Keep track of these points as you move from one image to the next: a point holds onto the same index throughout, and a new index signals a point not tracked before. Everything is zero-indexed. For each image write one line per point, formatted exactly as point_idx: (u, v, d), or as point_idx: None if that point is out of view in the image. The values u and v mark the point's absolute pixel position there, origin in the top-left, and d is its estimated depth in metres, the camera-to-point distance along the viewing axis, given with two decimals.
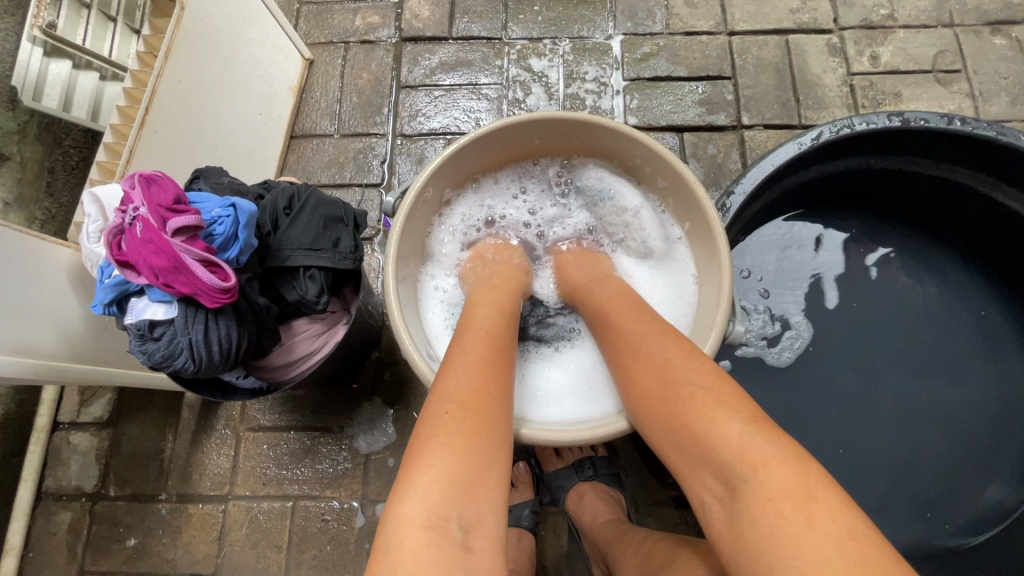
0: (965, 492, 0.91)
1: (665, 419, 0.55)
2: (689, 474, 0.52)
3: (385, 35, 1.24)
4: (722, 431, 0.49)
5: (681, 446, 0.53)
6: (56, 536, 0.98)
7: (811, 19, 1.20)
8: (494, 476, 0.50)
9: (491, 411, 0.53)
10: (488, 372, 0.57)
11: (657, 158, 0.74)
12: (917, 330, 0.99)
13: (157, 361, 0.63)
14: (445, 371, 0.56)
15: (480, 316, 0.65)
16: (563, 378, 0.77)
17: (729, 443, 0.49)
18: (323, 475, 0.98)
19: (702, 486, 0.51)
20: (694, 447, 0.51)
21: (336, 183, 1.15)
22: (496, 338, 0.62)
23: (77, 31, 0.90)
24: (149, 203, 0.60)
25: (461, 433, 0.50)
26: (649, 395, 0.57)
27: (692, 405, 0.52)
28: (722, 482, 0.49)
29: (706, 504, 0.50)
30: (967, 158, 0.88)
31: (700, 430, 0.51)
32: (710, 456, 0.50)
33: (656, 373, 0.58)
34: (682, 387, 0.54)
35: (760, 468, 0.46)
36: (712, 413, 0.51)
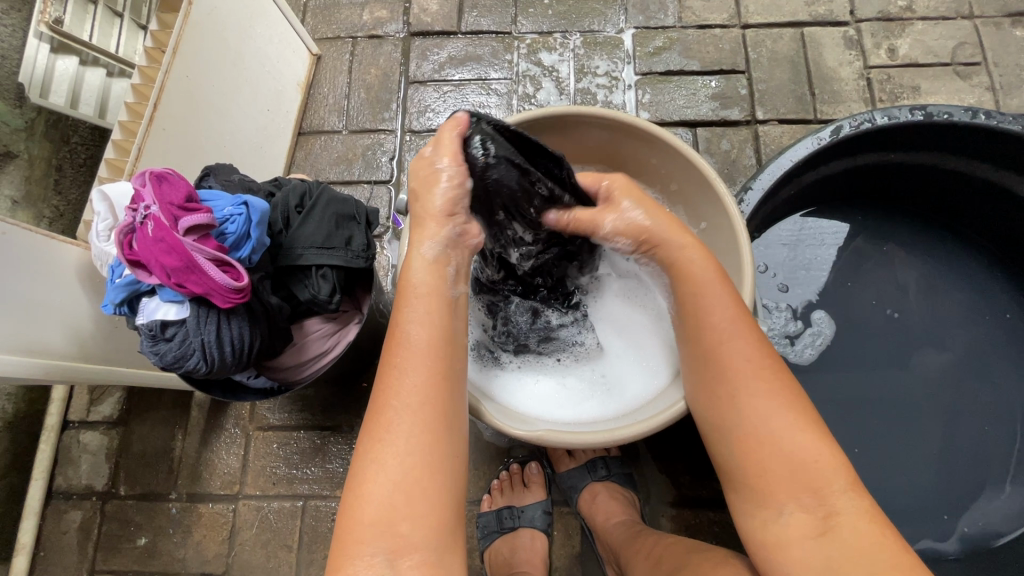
0: (984, 493, 0.89)
1: (767, 437, 0.54)
2: (779, 492, 0.53)
3: (393, 29, 1.22)
4: (827, 465, 0.53)
5: (770, 459, 0.54)
6: (67, 535, 0.97)
7: (827, 12, 1.18)
8: (422, 509, 0.52)
9: (408, 445, 0.52)
10: (411, 396, 0.54)
11: (675, 154, 0.73)
12: (935, 329, 0.97)
13: (168, 362, 0.62)
14: (381, 397, 0.55)
15: (411, 303, 0.58)
16: (575, 378, 0.76)
17: (833, 474, 0.53)
18: (333, 474, 0.97)
19: (789, 499, 0.53)
20: (793, 470, 0.53)
21: (344, 180, 1.14)
22: (426, 341, 0.56)
23: (83, 27, 0.89)
24: (160, 202, 0.59)
25: (381, 476, 0.52)
26: (750, 406, 0.55)
27: (800, 433, 0.54)
28: (818, 505, 0.52)
29: (784, 520, 0.53)
30: (988, 153, 0.87)
31: (807, 459, 0.53)
32: (809, 482, 0.53)
33: (760, 387, 0.56)
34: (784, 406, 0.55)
35: (856, 502, 0.52)
36: (818, 445, 0.54)
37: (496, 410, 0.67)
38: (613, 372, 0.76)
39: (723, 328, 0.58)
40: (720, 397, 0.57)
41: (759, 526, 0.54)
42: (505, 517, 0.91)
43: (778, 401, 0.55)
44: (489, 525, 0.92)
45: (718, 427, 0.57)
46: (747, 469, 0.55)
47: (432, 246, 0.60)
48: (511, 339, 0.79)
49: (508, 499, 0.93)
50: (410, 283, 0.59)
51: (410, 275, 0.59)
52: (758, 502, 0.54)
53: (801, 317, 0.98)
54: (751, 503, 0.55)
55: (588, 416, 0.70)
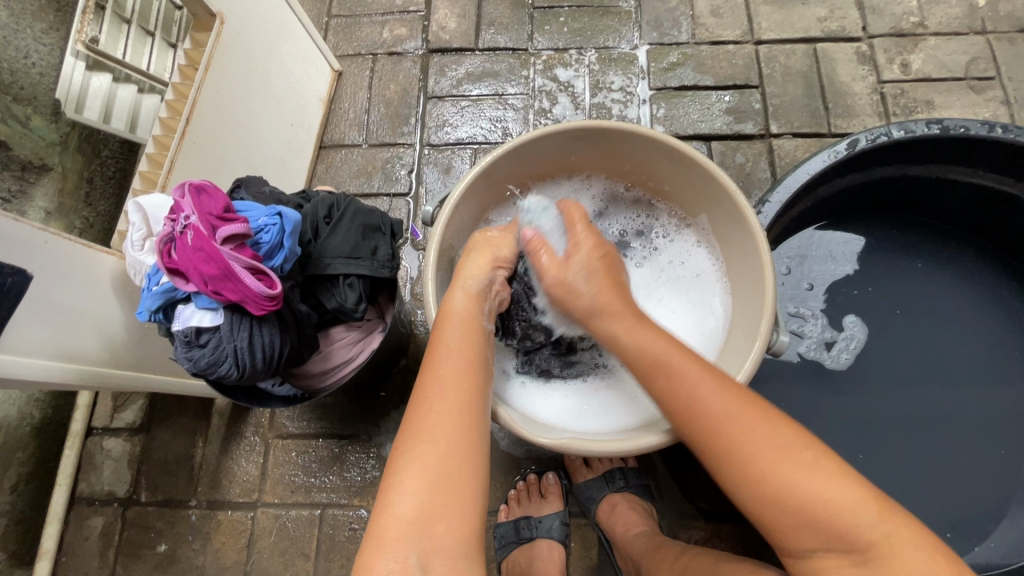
0: (1008, 508, 0.87)
1: (784, 489, 0.52)
2: (803, 535, 0.52)
3: (412, 47, 1.26)
4: (845, 493, 0.51)
5: (785, 509, 0.52)
6: (89, 541, 0.98)
7: (839, 28, 1.20)
8: (454, 502, 0.52)
9: (449, 447, 0.53)
10: (451, 399, 0.56)
11: (696, 167, 0.73)
12: (955, 343, 0.97)
13: (202, 367, 0.63)
14: (416, 408, 0.56)
15: (448, 326, 0.62)
16: (597, 394, 0.76)
17: (858, 510, 0.51)
18: (351, 483, 0.98)
19: (819, 546, 0.52)
20: (809, 509, 0.52)
21: (364, 193, 1.17)
22: (466, 352, 0.60)
23: (118, 45, 0.93)
24: (199, 212, 0.61)
25: (419, 475, 0.52)
26: (761, 465, 0.53)
27: (812, 477, 0.52)
28: (845, 544, 0.51)
29: (815, 555, 0.53)
30: (1008, 166, 0.87)
31: (825, 497, 0.51)
32: (837, 529, 0.51)
33: (745, 423, 0.55)
34: (771, 447, 0.54)
35: (886, 528, 0.50)
36: (833, 482, 0.52)
37: (528, 424, 0.67)
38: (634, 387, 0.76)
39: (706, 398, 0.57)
40: (699, 435, 0.57)
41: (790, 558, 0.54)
42: (522, 527, 0.91)
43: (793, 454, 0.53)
44: (506, 536, 0.92)
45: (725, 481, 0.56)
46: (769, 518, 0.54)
47: (477, 282, 0.66)
48: (534, 367, 0.78)
49: (526, 509, 0.93)
50: (450, 309, 0.64)
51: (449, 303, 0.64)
52: (786, 540, 0.54)
53: (835, 322, 0.99)
54: (789, 548, 0.54)
55: (613, 429, 0.71)
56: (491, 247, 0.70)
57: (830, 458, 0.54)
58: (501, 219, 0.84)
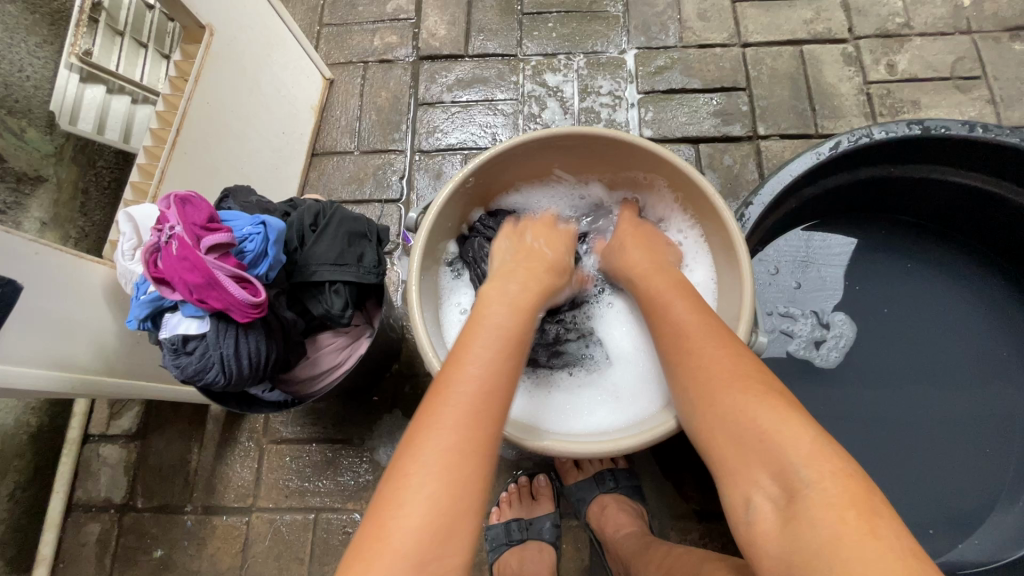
0: (997, 505, 0.87)
1: (736, 420, 0.53)
2: (747, 475, 0.52)
3: (403, 54, 1.27)
4: (793, 433, 0.51)
5: (732, 439, 0.53)
6: (85, 547, 0.99)
7: (825, 30, 1.21)
8: (456, 519, 0.50)
9: (462, 447, 0.52)
10: (473, 401, 0.54)
11: (676, 171, 0.74)
12: (942, 341, 0.97)
13: (189, 374, 0.64)
14: (434, 402, 0.55)
15: (478, 325, 0.61)
16: (581, 393, 0.77)
17: (798, 450, 0.50)
18: (345, 487, 0.99)
19: (754, 486, 0.51)
20: (750, 438, 0.52)
21: (356, 200, 1.18)
22: (499, 355, 0.58)
23: (111, 57, 0.95)
24: (184, 222, 0.62)
25: (430, 474, 0.50)
26: (706, 377, 0.57)
27: (761, 412, 0.52)
28: (784, 487, 0.49)
29: (755, 509, 0.51)
30: (990, 165, 0.87)
31: (767, 432, 0.51)
32: (776, 469, 0.50)
33: (720, 352, 0.58)
34: (736, 374, 0.56)
35: (821, 481, 0.48)
36: (780, 421, 0.52)
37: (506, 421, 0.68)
38: (618, 387, 0.77)
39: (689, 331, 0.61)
40: (677, 357, 0.61)
41: (736, 516, 0.52)
42: (514, 529, 0.91)
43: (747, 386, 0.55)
44: (497, 538, 0.92)
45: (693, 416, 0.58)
46: (720, 455, 0.54)
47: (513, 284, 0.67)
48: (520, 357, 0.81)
49: (517, 511, 0.94)
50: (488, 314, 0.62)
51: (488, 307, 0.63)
52: (732, 487, 0.53)
53: (824, 321, 0.99)
54: (727, 484, 0.54)
55: (596, 428, 0.71)
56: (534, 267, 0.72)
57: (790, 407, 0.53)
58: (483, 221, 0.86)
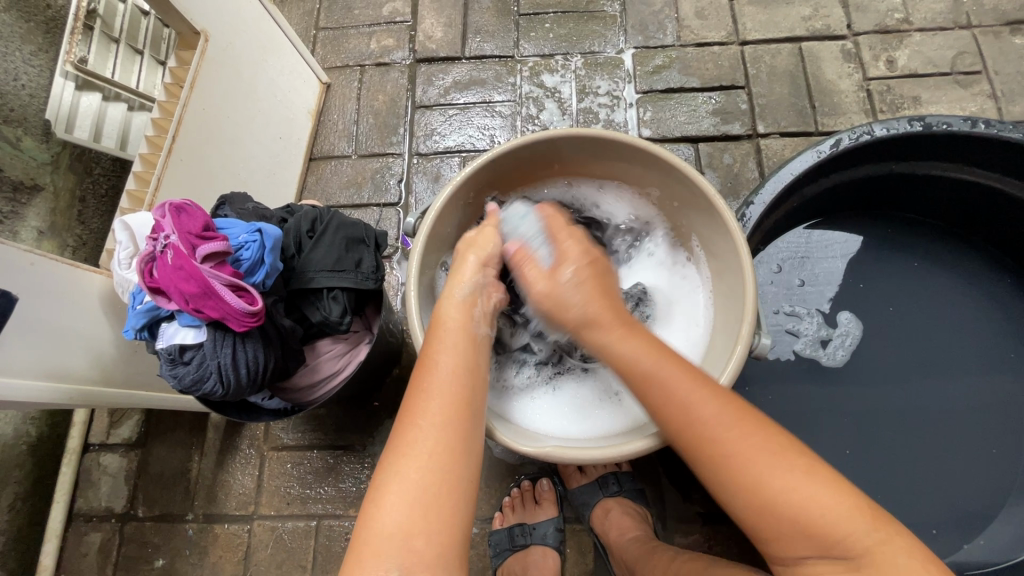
0: (1003, 505, 0.87)
1: (763, 488, 0.52)
2: (793, 541, 0.51)
3: (400, 57, 1.26)
4: (827, 496, 0.51)
5: (770, 502, 0.52)
6: (87, 558, 0.99)
7: (824, 26, 1.20)
8: (439, 525, 0.51)
9: (428, 460, 0.53)
10: (438, 411, 0.56)
11: (676, 172, 0.74)
12: (946, 339, 0.97)
13: (187, 384, 0.64)
14: (403, 420, 0.56)
15: (442, 336, 0.62)
16: (598, 388, 0.76)
17: (841, 511, 0.50)
18: (346, 494, 0.98)
19: (808, 550, 0.51)
20: (793, 505, 0.51)
21: (354, 204, 1.17)
22: (459, 364, 0.60)
23: (106, 65, 0.94)
24: (179, 231, 0.62)
25: (402, 489, 0.52)
26: (720, 437, 0.54)
27: (794, 476, 0.52)
28: (824, 538, 0.50)
29: (809, 564, 0.51)
30: (992, 161, 0.87)
31: (806, 496, 0.51)
32: (810, 529, 0.51)
33: (718, 404, 0.55)
34: (750, 432, 0.54)
35: (878, 539, 0.50)
36: (816, 484, 0.51)
37: (508, 431, 0.67)
38: (626, 383, 0.76)
39: (674, 378, 0.57)
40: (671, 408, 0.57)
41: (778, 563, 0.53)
42: (517, 534, 0.90)
43: (756, 438, 0.54)
44: (501, 543, 0.91)
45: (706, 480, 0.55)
46: (760, 523, 0.53)
47: (464, 289, 0.67)
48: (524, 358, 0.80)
49: (520, 516, 0.93)
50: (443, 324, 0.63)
51: (445, 314, 0.64)
52: (772, 543, 0.53)
53: (829, 320, 0.99)
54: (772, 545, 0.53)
55: (613, 429, 0.71)
56: (478, 248, 0.70)
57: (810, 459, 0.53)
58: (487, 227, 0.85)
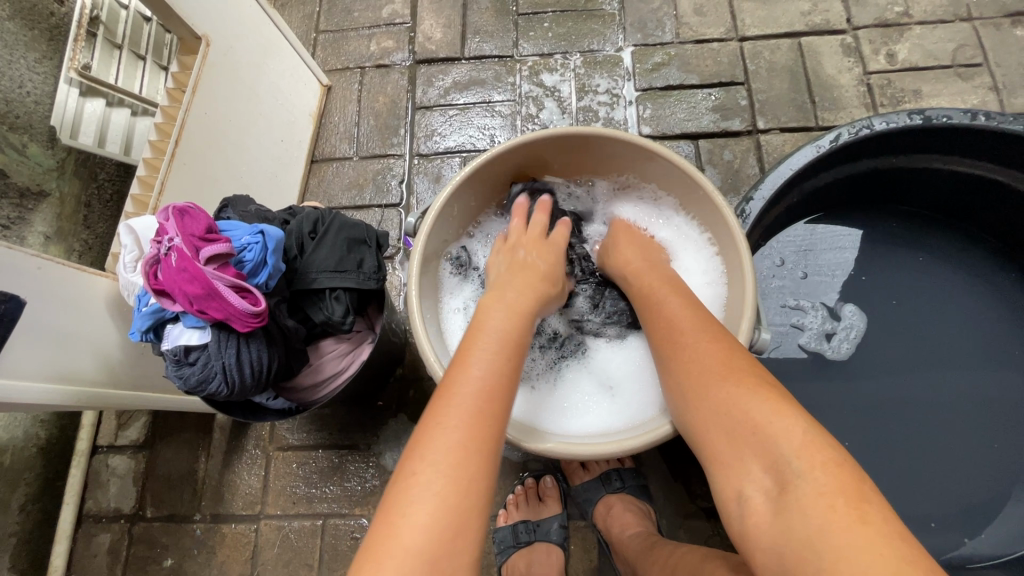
0: (1008, 498, 0.86)
1: (732, 418, 0.54)
2: (733, 468, 0.53)
3: (399, 58, 1.27)
4: (782, 426, 0.51)
5: (725, 429, 0.54)
6: (97, 558, 1.00)
7: (823, 21, 1.20)
8: (461, 529, 0.48)
9: (462, 461, 0.50)
10: (468, 411, 0.53)
11: (675, 169, 0.74)
12: (950, 333, 0.96)
13: (192, 385, 0.65)
14: (425, 424, 0.53)
15: (480, 338, 0.59)
16: (596, 378, 0.78)
17: (789, 441, 0.50)
18: (351, 492, 0.99)
19: (743, 476, 0.52)
20: (742, 432, 0.53)
21: (356, 205, 1.18)
22: (495, 365, 0.57)
23: (110, 71, 0.96)
24: (182, 233, 0.63)
25: (427, 493, 0.48)
26: (696, 364, 0.59)
27: (744, 399, 0.54)
28: (778, 478, 0.49)
29: (748, 498, 0.51)
30: (993, 154, 0.86)
31: (758, 424, 0.52)
32: (760, 459, 0.51)
33: (706, 347, 0.59)
34: (721, 364, 0.57)
35: (811, 465, 0.48)
36: (768, 411, 0.52)
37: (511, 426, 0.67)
38: (621, 379, 0.77)
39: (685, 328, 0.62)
40: (664, 342, 0.63)
41: (728, 506, 0.53)
42: (520, 531, 0.91)
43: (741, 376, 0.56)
44: (505, 540, 0.92)
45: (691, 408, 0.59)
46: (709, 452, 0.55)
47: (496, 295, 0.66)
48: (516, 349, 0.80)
49: (524, 513, 0.94)
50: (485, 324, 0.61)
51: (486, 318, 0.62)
52: (723, 477, 0.53)
53: (834, 313, 0.99)
54: (717, 476, 0.54)
55: (614, 422, 0.72)
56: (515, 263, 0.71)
57: (781, 400, 0.53)
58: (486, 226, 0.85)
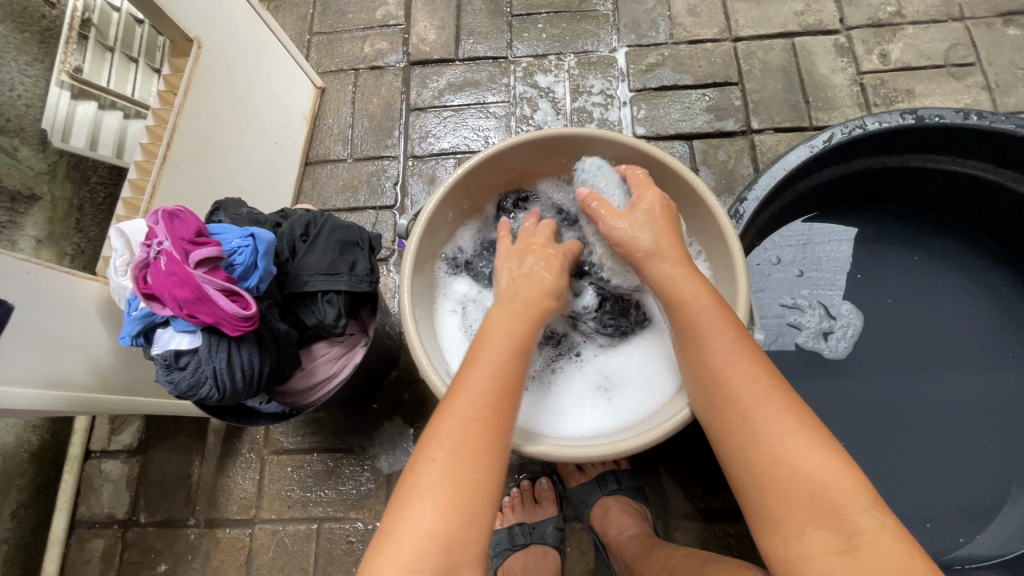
0: (1004, 497, 0.87)
1: (785, 468, 0.51)
2: (783, 512, 0.51)
3: (393, 60, 1.27)
4: (832, 470, 0.50)
5: (771, 471, 0.52)
6: (91, 563, 0.99)
7: (816, 21, 1.20)
8: (467, 533, 0.50)
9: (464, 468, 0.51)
10: (469, 418, 0.54)
11: (667, 171, 0.74)
12: (945, 332, 0.97)
13: (183, 390, 0.64)
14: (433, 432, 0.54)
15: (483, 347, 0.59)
16: (591, 379, 0.78)
17: (841, 486, 0.50)
18: (347, 496, 0.98)
19: (794, 521, 0.50)
20: (792, 476, 0.51)
21: (351, 208, 1.18)
22: (497, 372, 0.57)
23: (101, 73, 0.95)
24: (172, 237, 0.62)
25: (432, 498, 0.50)
26: (735, 391, 0.55)
27: (794, 442, 0.52)
28: (843, 527, 0.49)
29: (799, 543, 0.50)
30: (986, 153, 0.87)
31: (809, 471, 0.50)
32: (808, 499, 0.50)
33: (747, 373, 0.56)
34: (765, 396, 0.54)
35: (863, 509, 0.49)
36: (819, 455, 0.51)
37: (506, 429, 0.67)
38: (618, 380, 0.77)
39: (722, 350, 0.57)
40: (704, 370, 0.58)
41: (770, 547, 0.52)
42: (516, 533, 0.91)
43: (793, 420, 0.53)
44: (501, 543, 0.92)
45: (732, 449, 0.55)
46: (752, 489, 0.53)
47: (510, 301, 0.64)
48: None
49: (520, 515, 0.93)
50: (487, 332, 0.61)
51: (492, 323, 0.61)
52: (769, 521, 0.52)
53: (831, 311, 0.99)
54: (763, 519, 0.52)
55: (606, 425, 0.72)
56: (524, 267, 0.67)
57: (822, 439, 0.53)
58: (480, 227, 0.85)
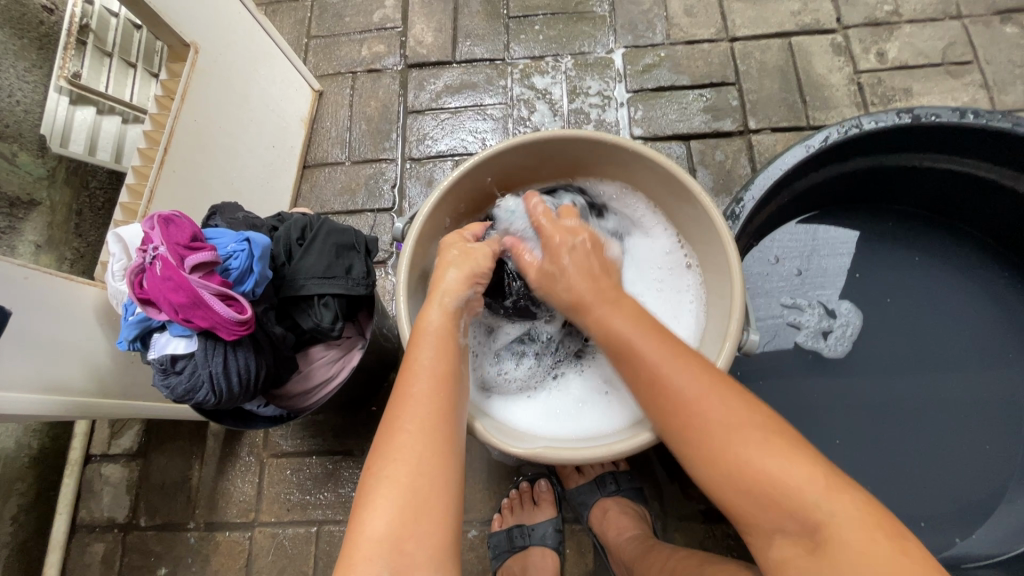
0: (1004, 495, 0.86)
1: (753, 476, 0.51)
2: (758, 516, 0.51)
3: (391, 63, 1.27)
4: (802, 472, 0.50)
5: (738, 479, 0.52)
6: (91, 567, 1.00)
7: (813, 21, 1.20)
8: (429, 527, 0.50)
9: (418, 467, 0.52)
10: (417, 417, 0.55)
11: (664, 172, 0.74)
12: (943, 331, 0.96)
13: (179, 394, 0.64)
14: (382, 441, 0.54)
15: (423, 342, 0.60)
16: (592, 382, 0.77)
17: (814, 487, 0.49)
18: (346, 499, 0.98)
19: (769, 523, 0.51)
20: (760, 482, 0.51)
21: (349, 210, 1.18)
22: (438, 371, 0.58)
23: (100, 79, 0.95)
24: (167, 242, 0.63)
25: (392, 501, 0.51)
26: (685, 400, 0.55)
27: (759, 446, 0.52)
28: (812, 528, 0.49)
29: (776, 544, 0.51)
30: (983, 152, 0.86)
31: (773, 474, 0.50)
32: (776, 503, 0.50)
33: (697, 384, 0.56)
34: (716, 403, 0.54)
35: (839, 507, 0.49)
36: (785, 456, 0.51)
37: (501, 434, 0.67)
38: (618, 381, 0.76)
39: (659, 365, 0.57)
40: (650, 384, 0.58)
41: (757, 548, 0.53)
42: (515, 536, 0.90)
43: (756, 427, 0.53)
44: (500, 545, 0.92)
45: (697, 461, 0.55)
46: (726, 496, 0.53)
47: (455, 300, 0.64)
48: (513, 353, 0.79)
49: (519, 517, 0.93)
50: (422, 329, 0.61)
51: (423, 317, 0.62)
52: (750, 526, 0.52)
53: (830, 311, 0.99)
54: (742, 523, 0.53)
55: (605, 427, 0.71)
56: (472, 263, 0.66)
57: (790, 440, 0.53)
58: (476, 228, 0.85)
